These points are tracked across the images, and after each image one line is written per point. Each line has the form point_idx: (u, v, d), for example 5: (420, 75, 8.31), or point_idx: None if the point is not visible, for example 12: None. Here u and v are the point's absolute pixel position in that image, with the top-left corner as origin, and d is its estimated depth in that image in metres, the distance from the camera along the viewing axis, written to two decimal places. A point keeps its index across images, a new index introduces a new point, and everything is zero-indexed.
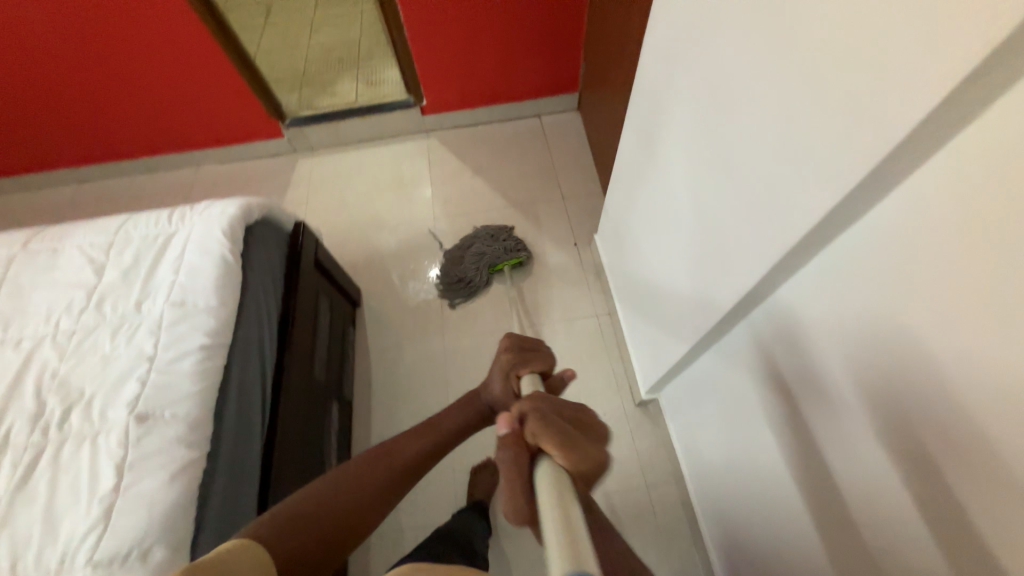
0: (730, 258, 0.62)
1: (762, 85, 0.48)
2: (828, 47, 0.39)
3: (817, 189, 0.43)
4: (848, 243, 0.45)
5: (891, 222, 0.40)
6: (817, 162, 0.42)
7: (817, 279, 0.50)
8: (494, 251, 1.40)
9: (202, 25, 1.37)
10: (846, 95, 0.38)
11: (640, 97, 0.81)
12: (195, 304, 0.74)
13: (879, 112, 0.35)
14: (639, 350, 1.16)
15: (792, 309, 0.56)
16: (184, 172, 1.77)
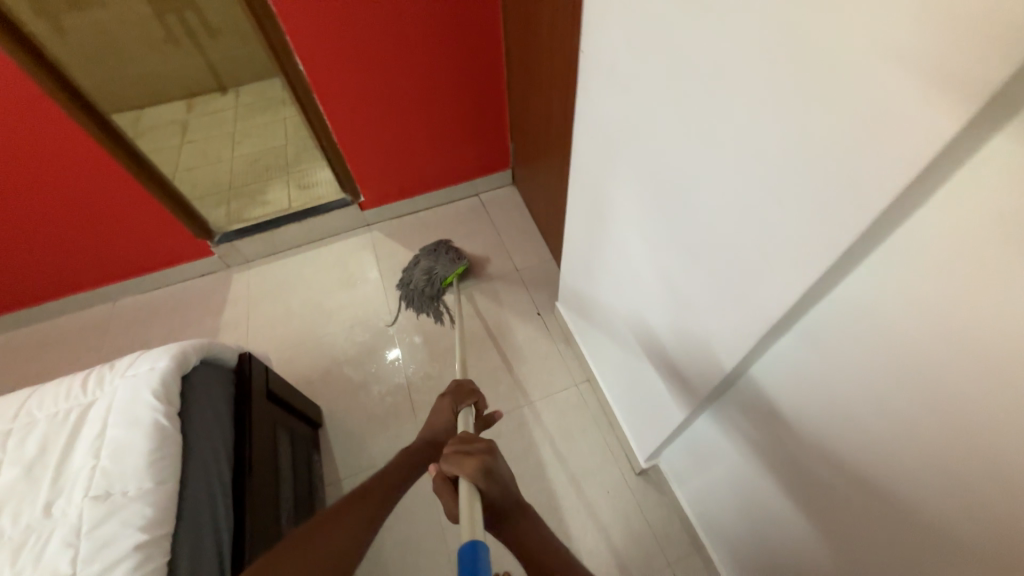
0: (714, 326, 0.62)
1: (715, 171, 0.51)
2: (772, 146, 0.42)
3: (796, 263, 0.45)
4: (834, 306, 0.47)
5: (874, 291, 0.42)
6: (787, 244, 0.45)
7: (809, 343, 0.51)
8: (442, 266, 1.42)
9: (113, 157, 1.31)
10: (801, 182, 0.40)
11: (586, 180, 0.86)
12: (123, 492, 0.61)
13: (838, 203, 0.37)
14: (627, 415, 1.13)
15: (788, 372, 0.56)
16: (99, 310, 1.59)
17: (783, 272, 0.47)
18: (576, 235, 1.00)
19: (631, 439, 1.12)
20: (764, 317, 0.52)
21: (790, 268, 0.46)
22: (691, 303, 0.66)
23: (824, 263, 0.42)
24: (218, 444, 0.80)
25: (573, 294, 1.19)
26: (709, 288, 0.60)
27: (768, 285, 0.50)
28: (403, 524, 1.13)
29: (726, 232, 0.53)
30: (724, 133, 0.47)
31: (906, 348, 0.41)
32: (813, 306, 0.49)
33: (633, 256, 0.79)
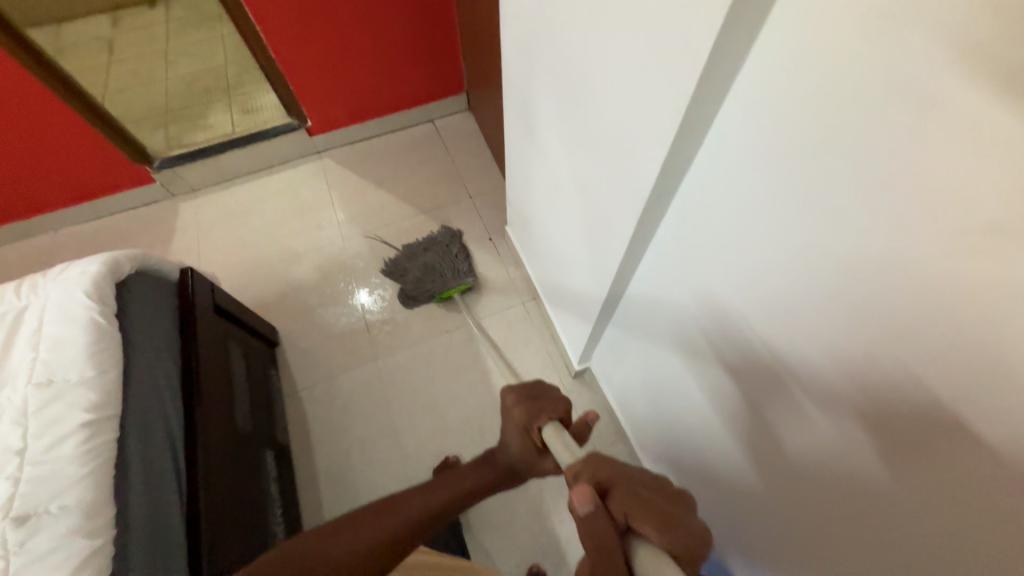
0: (610, 219, 0.68)
1: (598, 56, 0.53)
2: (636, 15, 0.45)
3: (655, 139, 0.49)
4: (698, 173, 0.53)
5: (713, 159, 0.49)
6: (649, 121, 0.49)
7: (679, 219, 0.59)
8: (442, 278, 1.35)
9: (25, 72, 1.20)
10: (656, 52, 0.44)
11: (514, 86, 0.86)
12: (65, 380, 0.65)
13: (678, 69, 0.42)
14: (565, 327, 1.21)
15: (669, 251, 0.64)
16: (39, 240, 1.54)
17: (645, 152, 0.52)
18: (511, 150, 1.02)
19: (568, 347, 1.21)
20: (640, 198, 0.57)
21: (653, 145, 0.50)
22: (592, 201, 0.71)
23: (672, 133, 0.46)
24: (161, 349, 0.85)
25: (516, 214, 1.22)
26: (604, 181, 0.65)
27: (639, 166, 0.54)
28: (360, 429, 1.24)
29: (611, 120, 0.57)
30: (602, 12, 0.49)
31: (746, 204, 0.48)
32: (686, 177, 0.55)
33: (550, 161, 0.82)
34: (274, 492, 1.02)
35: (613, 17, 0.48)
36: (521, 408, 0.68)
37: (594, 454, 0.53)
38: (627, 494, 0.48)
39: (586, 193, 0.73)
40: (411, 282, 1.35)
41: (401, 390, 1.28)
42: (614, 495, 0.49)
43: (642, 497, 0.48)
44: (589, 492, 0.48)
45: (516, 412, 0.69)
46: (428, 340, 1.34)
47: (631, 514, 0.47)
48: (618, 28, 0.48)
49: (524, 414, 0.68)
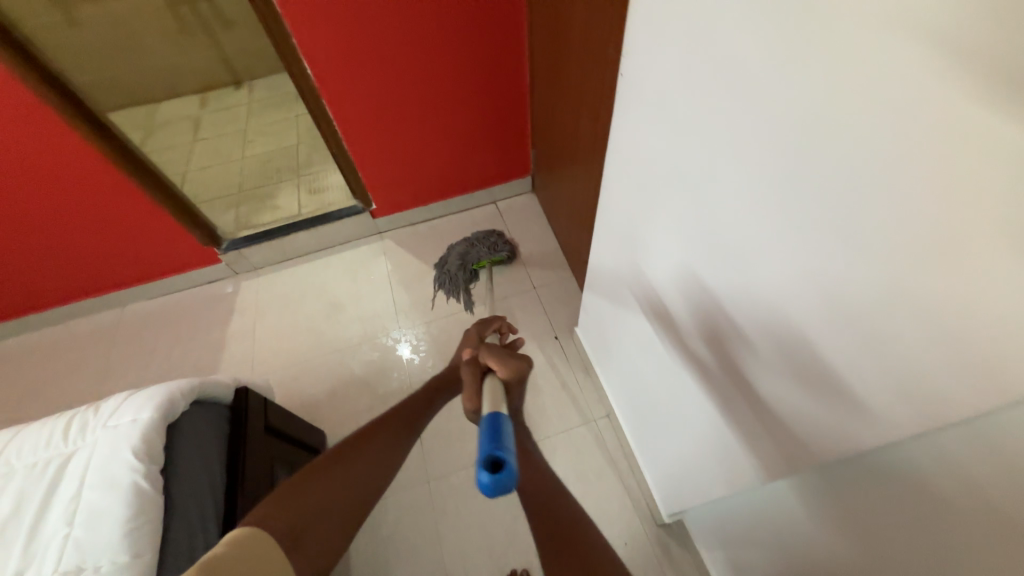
0: (771, 413, 0.52)
1: (786, 252, 0.41)
2: (888, 249, 0.32)
3: (916, 385, 0.34)
4: (964, 455, 0.34)
5: (976, 453, 0.33)
6: (893, 368, 0.35)
7: (891, 481, 0.42)
8: (477, 251, 1.45)
9: (113, 164, 1.26)
10: (933, 303, 0.30)
11: (612, 212, 0.76)
12: (96, 569, 0.55)
13: (990, 344, 0.28)
14: (651, 463, 1.04)
15: (847, 494, 0.49)
16: (107, 315, 1.56)
17: (873, 392, 0.37)
18: (599, 271, 0.90)
19: (656, 489, 1.03)
20: (863, 437, 0.40)
21: (899, 384, 0.35)
22: (737, 381, 0.56)
23: (974, 401, 0.30)
24: (206, 502, 0.75)
25: (596, 326, 1.09)
26: (749, 355, 0.51)
27: (866, 399, 0.38)
28: (405, 567, 1.06)
29: (801, 321, 0.42)
30: (809, 206, 0.36)
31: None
32: (928, 440, 0.37)
33: (658, 300, 0.68)
34: None
35: (830, 223, 0.35)
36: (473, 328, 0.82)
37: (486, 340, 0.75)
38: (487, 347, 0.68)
39: (727, 370, 0.57)
40: (451, 264, 1.43)
41: (453, 520, 1.11)
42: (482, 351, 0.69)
43: (494, 347, 0.68)
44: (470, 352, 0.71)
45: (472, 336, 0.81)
46: None
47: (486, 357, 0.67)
48: (844, 234, 0.34)
49: (478, 332, 0.83)
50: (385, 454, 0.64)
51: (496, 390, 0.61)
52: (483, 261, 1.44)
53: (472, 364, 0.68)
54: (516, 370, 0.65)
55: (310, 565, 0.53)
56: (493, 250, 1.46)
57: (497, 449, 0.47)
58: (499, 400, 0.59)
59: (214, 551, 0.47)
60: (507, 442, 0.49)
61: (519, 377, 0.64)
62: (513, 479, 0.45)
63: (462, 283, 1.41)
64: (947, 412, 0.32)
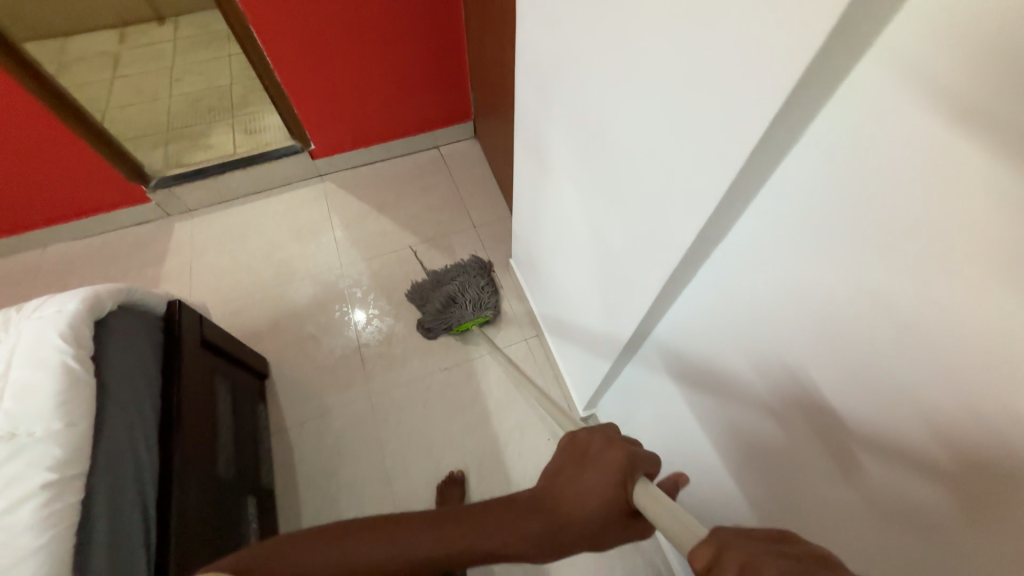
0: (790, 366, 0.46)
1: (621, 115, 0.51)
2: (665, 91, 0.42)
3: (686, 209, 0.45)
4: (741, 248, 0.46)
5: (739, 243, 0.46)
6: (672, 196, 0.46)
7: (699, 300, 0.56)
8: (460, 314, 1.31)
9: (21, 88, 1.18)
10: (685, 129, 0.41)
11: (525, 124, 0.84)
12: (29, 433, 0.59)
13: (707, 148, 0.39)
14: (570, 370, 1.16)
15: (675, 327, 0.63)
16: (25, 256, 1.49)
17: (669, 224, 0.49)
18: (522, 188, 0.99)
19: (573, 390, 1.16)
20: (665, 264, 0.52)
21: (684, 215, 0.45)
22: (767, 348, 0.48)
23: (706, 207, 0.42)
24: (141, 397, 0.80)
25: (524, 250, 1.19)
26: (721, 296, 0.52)
27: (670, 234, 0.49)
28: (349, 472, 1.16)
29: (640, 181, 0.51)
30: (634, 67, 0.45)
31: (799, 291, 0.42)
32: (714, 250, 0.50)
33: (750, 318, 0.49)
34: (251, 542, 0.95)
35: (640, 78, 0.45)
36: (615, 449, 0.46)
37: (746, 539, 0.28)
38: None
39: (795, 357, 0.45)
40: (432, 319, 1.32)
41: (394, 430, 1.21)
42: None
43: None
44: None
45: (612, 454, 0.45)
46: (426, 376, 1.28)
47: None
48: (649, 84, 0.44)
49: (622, 461, 0.44)
50: None
51: None
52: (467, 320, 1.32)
53: None
54: None
55: None
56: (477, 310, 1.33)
57: None
58: None
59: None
60: None
61: None
62: None
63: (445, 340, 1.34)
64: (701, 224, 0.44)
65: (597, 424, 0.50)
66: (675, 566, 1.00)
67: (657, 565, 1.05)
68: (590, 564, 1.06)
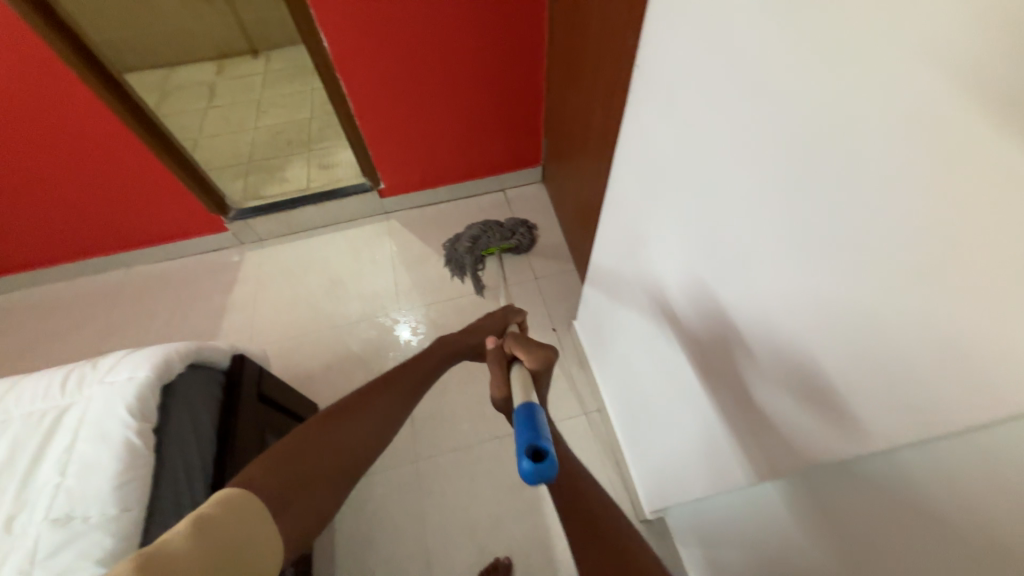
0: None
1: (779, 257, 0.42)
2: (871, 263, 0.32)
3: (894, 406, 0.33)
4: (959, 471, 0.32)
5: (945, 483, 0.33)
6: (862, 381, 0.36)
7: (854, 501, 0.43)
8: (487, 237, 1.45)
9: (127, 127, 1.27)
10: (905, 321, 0.31)
11: (619, 205, 0.76)
12: (85, 519, 0.57)
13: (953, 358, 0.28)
14: (637, 461, 1.04)
15: (808, 505, 0.50)
16: (111, 275, 1.58)
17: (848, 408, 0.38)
18: (604, 265, 0.90)
19: (638, 484, 1.04)
20: (829, 449, 0.41)
21: (891, 409, 0.34)
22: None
23: (937, 425, 0.31)
24: (195, 461, 0.77)
25: (594, 321, 1.10)
26: (896, 521, 0.38)
27: (850, 414, 0.38)
28: (388, 543, 1.09)
29: (799, 337, 0.42)
30: (812, 218, 0.36)
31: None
32: (887, 459, 0.37)
33: (973, 567, 0.32)
34: None
35: (819, 230, 0.36)
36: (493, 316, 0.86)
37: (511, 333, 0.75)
38: (513, 339, 0.69)
39: None
40: (460, 247, 1.44)
41: (437, 500, 1.13)
42: (507, 342, 0.70)
43: (523, 338, 0.69)
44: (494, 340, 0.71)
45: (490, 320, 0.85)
46: (475, 441, 1.21)
47: (513, 347, 0.68)
48: (838, 244, 0.35)
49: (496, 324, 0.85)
50: (388, 413, 0.63)
51: (522, 375, 0.62)
52: (493, 248, 1.45)
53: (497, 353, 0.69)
54: (542, 359, 0.65)
55: (308, 521, 0.50)
56: (504, 238, 1.46)
57: (538, 438, 0.46)
58: (528, 388, 0.59)
59: (201, 512, 0.44)
60: (544, 430, 0.49)
61: (547, 365, 0.65)
62: (554, 471, 0.44)
63: (470, 267, 1.42)
64: (927, 431, 0.32)
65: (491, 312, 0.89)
66: None
67: None
68: None
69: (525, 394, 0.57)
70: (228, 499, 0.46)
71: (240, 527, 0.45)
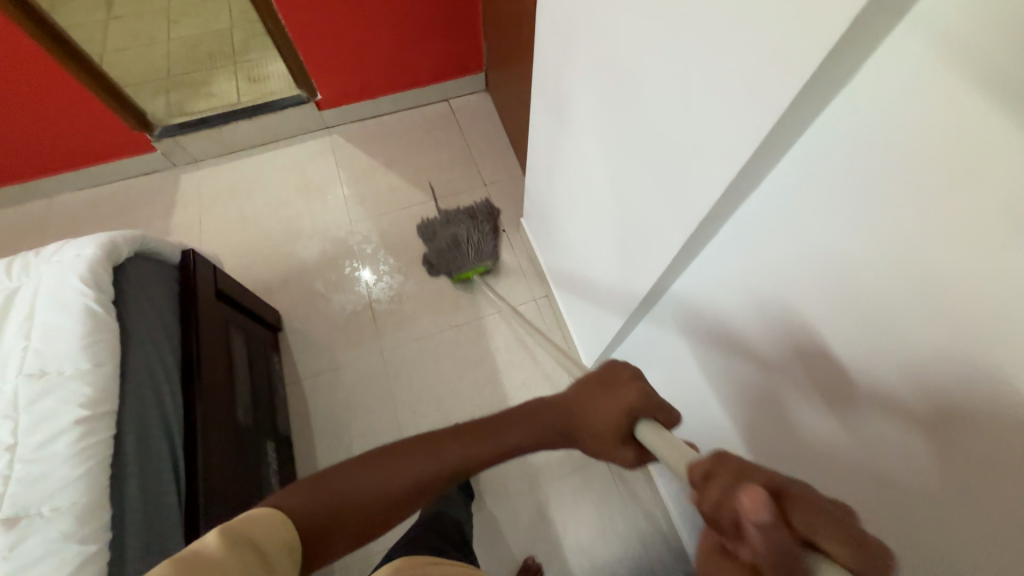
0: (803, 318, 0.46)
1: (651, 67, 0.50)
2: (703, 40, 0.41)
3: (718, 164, 0.44)
4: (764, 196, 0.45)
5: (764, 210, 0.46)
6: (701, 156, 0.46)
7: (709, 269, 0.58)
8: (460, 260, 1.31)
9: (17, 27, 1.13)
10: (720, 83, 0.40)
11: (544, 73, 0.81)
12: (58, 372, 0.61)
13: (744, 101, 0.38)
14: (581, 331, 1.17)
15: (687, 291, 0.64)
16: (34, 206, 1.48)
17: (698, 184, 0.48)
18: (540, 147, 0.97)
19: (582, 350, 1.18)
20: (682, 227, 0.54)
21: (726, 152, 0.42)
22: (788, 289, 0.47)
23: (736, 166, 0.42)
24: (162, 341, 0.81)
25: (536, 210, 1.19)
26: (738, 258, 0.52)
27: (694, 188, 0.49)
28: (363, 423, 1.20)
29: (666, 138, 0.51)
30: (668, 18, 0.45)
31: (821, 241, 0.41)
32: (737, 212, 0.49)
33: (779, 267, 0.47)
34: (274, 483, 1.00)
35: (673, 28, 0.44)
36: (627, 385, 0.52)
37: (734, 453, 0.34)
38: (815, 503, 0.30)
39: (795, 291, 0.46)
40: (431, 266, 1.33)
41: (405, 384, 1.25)
42: (793, 502, 0.30)
43: (822, 505, 0.30)
44: (767, 499, 0.29)
45: (627, 395, 0.51)
46: (436, 334, 1.30)
47: (823, 532, 0.29)
48: (685, 34, 0.43)
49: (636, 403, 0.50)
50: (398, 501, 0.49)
51: None
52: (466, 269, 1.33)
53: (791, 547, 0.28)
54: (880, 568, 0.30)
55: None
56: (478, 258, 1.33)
57: None
58: None
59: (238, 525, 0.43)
60: None
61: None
62: None
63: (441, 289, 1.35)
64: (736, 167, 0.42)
65: (619, 362, 0.55)
66: (676, 517, 1.06)
67: (657, 514, 1.12)
68: (595, 511, 1.12)
69: None
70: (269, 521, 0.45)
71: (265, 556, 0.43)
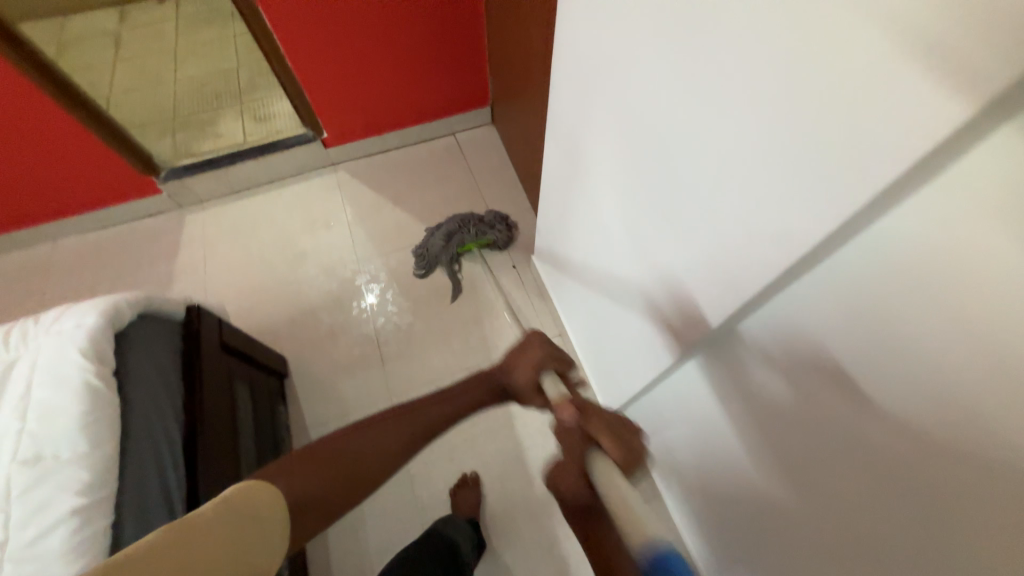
0: (865, 407, 0.41)
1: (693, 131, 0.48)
2: (763, 113, 0.39)
3: (788, 237, 0.41)
4: (824, 279, 0.41)
5: (823, 295, 0.41)
6: (763, 224, 0.43)
7: (749, 339, 0.53)
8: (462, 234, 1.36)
9: (22, 74, 1.13)
10: (788, 156, 0.38)
11: (558, 121, 0.80)
12: (55, 457, 0.58)
13: (823, 180, 0.36)
14: (596, 374, 1.12)
15: (724, 355, 0.60)
16: (39, 250, 1.47)
17: (757, 251, 0.45)
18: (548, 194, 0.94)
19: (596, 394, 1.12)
20: (736, 293, 0.50)
21: (796, 226, 0.40)
22: (845, 376, 0.42)
23: (811, 242, 0.39)
24: (166, 405, 0.78)
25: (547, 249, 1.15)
26: (782, 334, 0.48)
27: (755, 256, 0.46)
28: None
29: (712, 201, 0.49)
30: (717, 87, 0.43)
31: (894, 333, 0.36)
32: (788, 287, 0.45)
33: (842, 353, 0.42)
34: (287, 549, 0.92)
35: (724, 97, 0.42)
36: (538, 350, 0.63)
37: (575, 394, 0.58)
38: (601, 419, 0.53)
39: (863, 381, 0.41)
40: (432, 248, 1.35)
41: None
42: (588, 417, 0.53)
43: (604, 415, 0.54)
44: (567, 407, 0.56)
45: (537, 356, 0.63)
46: (447, 375, 1.26)
47: (601, 433, 0.52)
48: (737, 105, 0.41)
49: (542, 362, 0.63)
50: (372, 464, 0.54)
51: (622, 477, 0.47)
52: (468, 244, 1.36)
53: (574, 431, 0.53)
54: (631, 451, 0.51)
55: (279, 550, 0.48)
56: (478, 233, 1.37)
57: None
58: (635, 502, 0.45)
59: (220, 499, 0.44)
60: None
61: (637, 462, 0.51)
62: None
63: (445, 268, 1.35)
64: (809, 242, 0.39)
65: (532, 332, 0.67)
66: None
67: None
68: None
69: (639, 528, 0.42)
70: (248, 492, 0.46)
71: (254, 527, 0.44)
